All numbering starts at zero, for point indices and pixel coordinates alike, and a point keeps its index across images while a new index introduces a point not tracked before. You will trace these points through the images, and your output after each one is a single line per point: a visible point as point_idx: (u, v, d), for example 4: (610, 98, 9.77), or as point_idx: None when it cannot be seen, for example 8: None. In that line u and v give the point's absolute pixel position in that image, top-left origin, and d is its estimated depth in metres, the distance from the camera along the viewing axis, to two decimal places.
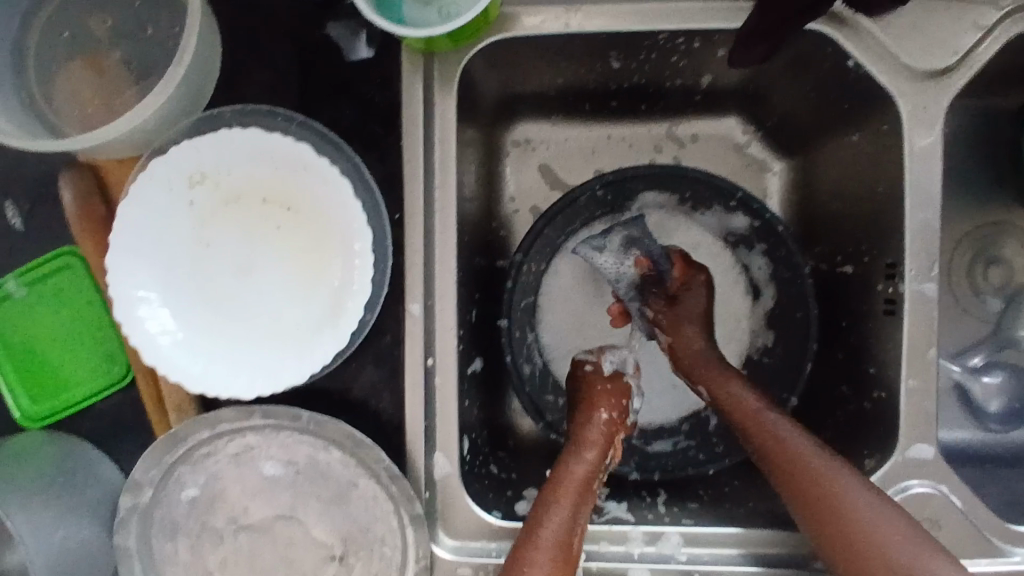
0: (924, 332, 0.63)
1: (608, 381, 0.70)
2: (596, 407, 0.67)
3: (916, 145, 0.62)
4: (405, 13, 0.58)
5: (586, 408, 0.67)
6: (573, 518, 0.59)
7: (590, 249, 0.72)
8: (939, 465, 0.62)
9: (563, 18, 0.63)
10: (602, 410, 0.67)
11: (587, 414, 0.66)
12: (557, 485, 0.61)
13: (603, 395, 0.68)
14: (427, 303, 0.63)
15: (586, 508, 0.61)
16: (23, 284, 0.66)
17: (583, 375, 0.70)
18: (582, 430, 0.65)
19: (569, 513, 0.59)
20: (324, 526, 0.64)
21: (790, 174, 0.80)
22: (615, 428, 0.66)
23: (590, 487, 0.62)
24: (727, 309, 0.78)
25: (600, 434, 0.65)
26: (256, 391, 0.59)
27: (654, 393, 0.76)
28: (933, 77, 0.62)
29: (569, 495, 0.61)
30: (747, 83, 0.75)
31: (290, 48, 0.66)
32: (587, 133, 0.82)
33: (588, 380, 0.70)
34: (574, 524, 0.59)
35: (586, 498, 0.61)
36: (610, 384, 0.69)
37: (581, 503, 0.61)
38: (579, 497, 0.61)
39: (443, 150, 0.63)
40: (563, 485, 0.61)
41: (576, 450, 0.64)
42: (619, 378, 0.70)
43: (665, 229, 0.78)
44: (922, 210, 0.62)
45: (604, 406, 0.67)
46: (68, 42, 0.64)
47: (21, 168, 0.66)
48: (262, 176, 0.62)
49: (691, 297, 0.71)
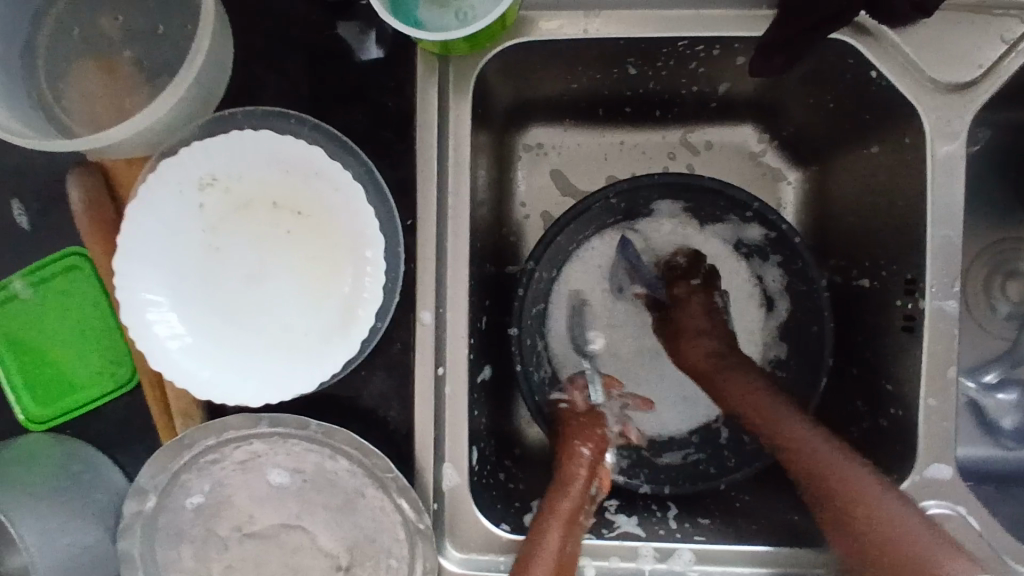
0: (945, 349, 0.61)
1: (582, 419, 0.69)
2: (574, 446, 0.65)
3: (940, 159, 0.61)
4: (422, 16, 0.57)
5: (565, 448, 0.66)
6: (562, 556, 0.59)
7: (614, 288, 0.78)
8: (956, 485, 0.61)
9: (581, 24, 0.62)
10: (580, 443, 0.66)
11: (565, 449, 0.65)
12: (540, 530, 0.60)
13: (576, 429, 0.67)
14: (439, 312, 0.62)
15: (573, 544, 0.60)
16: (30, 284, 0.65)
17: (560, 413, 0.71)
18: (563, 466, 0.64)
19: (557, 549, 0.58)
20: (330, 534, 0.63)
21: (805, 183, 0.79)
22: (596, 461, 0.66)
23: (574, 524, 0.61)
24: (740, 321, 0.77)
25: (581, 468, 0.64)
26: (263, 399, 0.58)
27: (664, 404, 0.77)
28: (959, 90, 0.61)
29: (556, 536, 0.59)
30: (764, 93, 0.74)
31: (303, 49, 0.65)
32: (599, 139, 0.81)
33: (565, 417, 0.70)
34: (564, 559, 0.59)
35: (573, 533, 0.60)
36: (586, 422, 0.69)
37: (569, 538, 0.60)
38: (563, 539, 0.59)
39: (457, 156, 0.62)
40: (546, 529, 0.60)
41: (559, 492, 0.63)
42: (595, 416, 0.70)
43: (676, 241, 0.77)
44: (944, 226, 0.61)
45: (583, 443, 0.66)
46: (77, 40, 0.63)
47: (29, 168, 0.66)
48: (274, 180, 0.61)
49: (690, 306, 0.72)
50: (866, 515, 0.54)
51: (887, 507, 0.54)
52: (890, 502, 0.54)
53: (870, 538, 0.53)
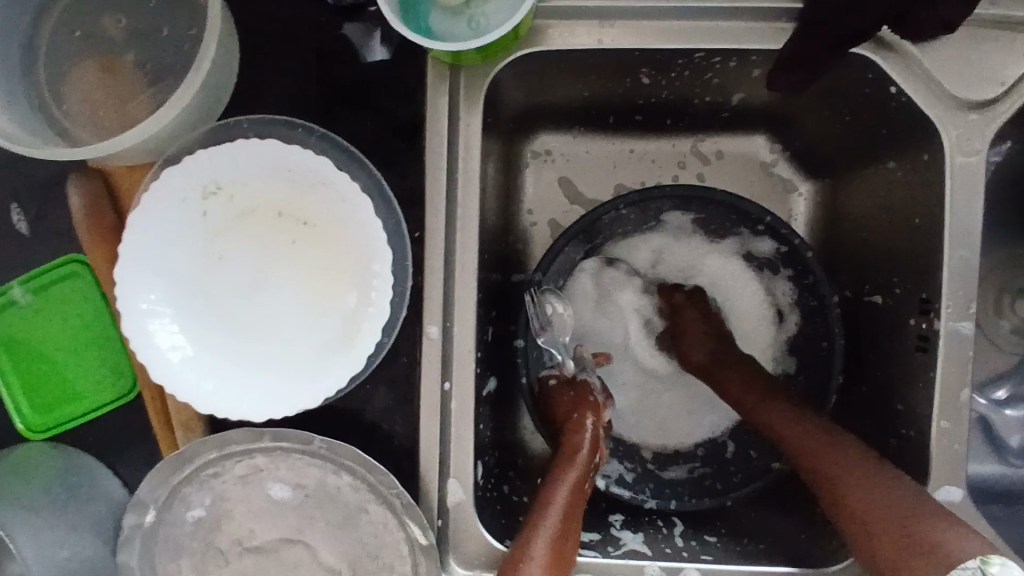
0: (959, 371, 0.60)
1: (578, 396, 0.68)
2: (576, 420, 0.65)
3: (959, 177, 0.60)
4: (434, 24, 0.56)
5: (567, 422, 0.66)
6: (563, 532, 0.58)
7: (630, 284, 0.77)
8: (969, 509, 0.60)
9: (595, 34, 0.61)
10: (586, 417, 0.65)
11: (570, 424, 0.65)
12: (546, 504, 0.59)
13: (576, 404, 0.67)
14: (446, 325, 0.60)
15: (574, 524, 0.60)
16: (29, 290, 0.64)
17: (549, 387, 0.70)
18: (569, 440, 0.64)
19: (560, 523, 0.58)
20: (332, 549, 0.62)
21: (817, 196, 0.78)
22: (599, 439, 0.65)
23: (577, 503, 0.60)
24: (745, 337, 0.77)
25: (587, 443, 0.64)
26: (265, 414, 0.57)
27: (669, 417, 0.76)
28: (979, 108, 0.59)
29: (561, 510, 0.59)
30: (778, 104, 0.73)
31: (311, 55, 0.64)
32: (609, 147, 0.80)
33: (556, 390, 0.69)
34: (566, 535, 0.58)
35: (574, 513, 0.60)
36: (582, 395, 0.68)
37: (571, 516, 0.59)
38: (567, 512, 0.59)
39: (467, 167, 0.61)
40: (552, 505, 0.59)
41: (564, 465, 0.62)
42: (581, 381, 0.70)
43: (681, 253, 0.77)
44: (962, 246, 0.60)
45: (586, 416, 0.65)
46: (79, 42, 0.62)
47: (29, 171, 0.64)
48: (280, 189, 0.60)
49: (690, 312, 0.73)
50: (854, 501, 0.54)
51: (877, 491, 0.54)
52: (877, 484, 0.54)
53: (863, 522, 0.53)
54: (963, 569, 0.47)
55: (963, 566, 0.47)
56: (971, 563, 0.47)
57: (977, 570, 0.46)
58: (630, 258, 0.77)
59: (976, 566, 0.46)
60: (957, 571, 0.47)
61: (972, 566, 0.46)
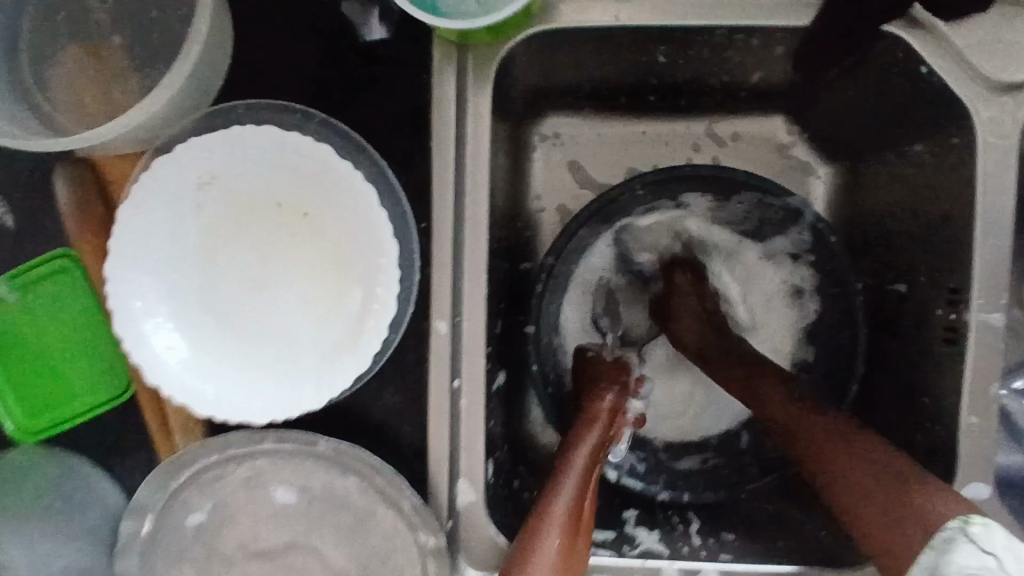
0: (989, 364, 0.58)
1: (612, 368, 0.68)
2: (599, 388, 0.65)
3: (993, 162, 0.57)
4: (440, 1, 0.52)
5: (595, 390, 0.65)
6: (581, 499, 0.57)
7: (627, 258, 0.74)
8: (996, 505, 0.58)
9: (610, 10, 0.57)
10: (608, 390, 0.64)
11: (592, 393, 0.64)
12: (565, 464, 0.59)
13: (603, 375, 0.66)
14: (455, 321, 0.58)
15: (591, 494, 0.58)
16: (17, 288, 0.61)
17: (584, 359, 0.70)
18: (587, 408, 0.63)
19: (580, 484, 0.58)
20: (341, 550, 0.60)
21: (836, 178, 0.75)
22: (620, 409, 0.64)
23: (593, 472, 0.59)
24: (765, 315, 0.73)
25: (606, 412, 0.63)
26: (269, 416, 0.54)
27: (679, 407, 0.74)
28: (1016, 88, 0.56)
29: (580, 471, 0.58)
30: (800, 83, 0.69)
31: (308, 35, 0.60)
32: (620, 129, 0.76)
33: (589, 364, 0.69)
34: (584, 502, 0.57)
35: (592, 482, 0.59)
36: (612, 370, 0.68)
37: (589, 484, 0.58)
38: (585, 474, 0.58)
39: (475, 154, 0.57)
40: (567, 469, 0.58)
41: (585, 427, 0.61)
42: (625, 365, 0.69)
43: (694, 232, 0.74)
44: (995, 235, 0.57)
45: (608, 388, 0.64)
46: (62, 23, 0.58)
47: (12, 162, 0.61)
48: (277, 179, 0.57)
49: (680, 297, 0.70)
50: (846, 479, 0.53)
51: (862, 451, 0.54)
52: (866, 460, 0.53)
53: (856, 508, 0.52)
54: (942, 533, 0.47)
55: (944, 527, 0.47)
56: (950, 523, 0.47)
57: (958, 530, 0.46)
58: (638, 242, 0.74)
59: (956, 526, 0.47)
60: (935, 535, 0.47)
61: (954, 524, 0.47)
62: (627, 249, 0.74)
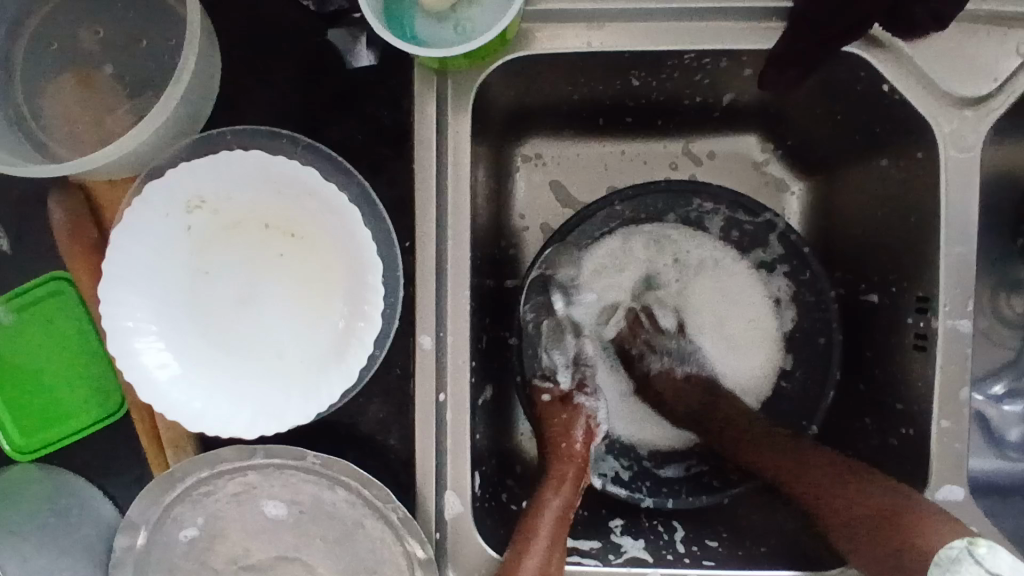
0: (958, 369, 0.60)
1: (568, 408, 0.69)
2: (567, 432, 0.67)
3: (953, 174, 0.60)
4: (419, 30, 0.55)
5: (556, 446, 0.66)
6: (549, 555, 0.58)
7: (637, 235, 0.74)
8: (970, 506, 0.60)
9: (584, 36, 0.60)
10: (577, 440, 0.67)
11: (558, 446, 0.66)
12: (535, 518, 0.60)
13: (563, 423, 0.68)
14: (439, 335, 0.59)
15: (559, 551, 0.59)
16: (12, 310, 0.63)
17: (540, 404, 0.69)
18: (556, 463, 0.65)
19: (548, 544, 0.58)
20: (329, 566, 0.61)
21: (809, 194, 0.77)
22: (585, 460, 0.66)
23: (563, 530, 0.60)
24: (755, 313, 0.74)
25: (575, 464, 0.65)
26: (259, 431, 0.56)
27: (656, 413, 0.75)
28: (972, 105, 0.59)
29: (550, 531, 0.59)
30: (769, 104, 0.72)
31: (294, 64, 0.63)
32: (599, 149, 0.79)
33: (547, 412, 0.69)
34: (552, 558, 0.58)
35: (560, 540, 0.60)
36: (568, 413, 0.69)
37: (558, 539, 0.59)
38: (555, 532, 0.59)
39: (457, 174, 0.60)
40: (539, 527, 0.59)
41: (551, 490, 0.62)
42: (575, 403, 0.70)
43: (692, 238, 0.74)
44: (957, 244, 0.60)
45: (575, 433, 0.67)
46: (57, 55, 0.60)
47: (9, 188, 0.63)
48: (265, 201, 0.59)
49: (659, 378, 0.72)
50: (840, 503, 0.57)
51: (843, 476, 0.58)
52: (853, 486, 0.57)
53: (833, 506, 0.57)
54: (951, 550, 0.49)
55: (950, 543, 0.50)
56: (957, 542, 0.50)
57: (964, 549, 0.49)
58: (648, 232, 0.74)
59: (963, 544, 0.49)
60: (945, 550, 0.50)
61: (960, 544, 0.49)
62: (637, 226, 0.74)
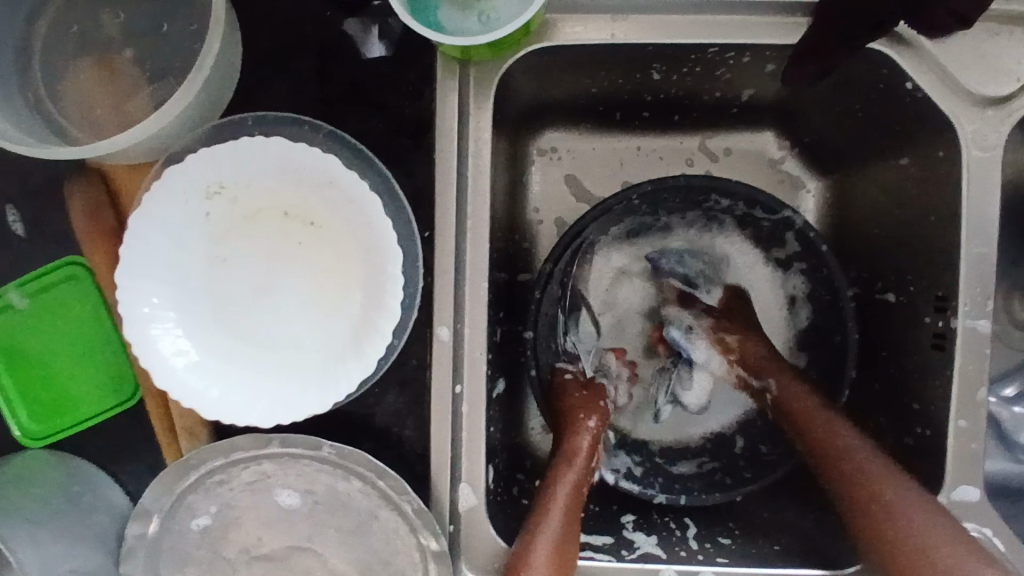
0: (976, 369, 0.60)
1: (589, 395, 0.67)
2: (589, 414, 0.64)
3: (976, 173, 0.59)
4: (441, 19, 0.54)
5: (572, 421, 0.64)
6: (563, 534, 0.57)
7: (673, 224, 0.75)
8: (985, 507, 0.60)
9: (607, 29, 0.59)
10: (590, 419, 0.64)
11: (572, 421, 0.63)
12: (550, 493, 0.59)
13: (578, 403, 0.65)
14: (456, 327, 0.59)
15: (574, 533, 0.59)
16: (26, 295, 0.62)
17: (560, 382, 0.68)
18: (571, 439, 0.62)
19: (561, 524, 0.57)
20: (342, 556, 0.61)
21: (825, 193, 0.77)
22: (599, 438, 0.64)
23: (576, 509, 0.59)
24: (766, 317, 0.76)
25: (589, 443, 0.62)
26: (274, 420, 0.55)
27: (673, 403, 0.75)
28: (996, 104, 0.59)
29: (562, 512, 0.58)
30: (788, 100, 0.72)
31: (313, 52, 0.62)
32: (615, 144, 0.78)
33: (565, 389, 0.67)
34: (565, 537, 0.57)
35: (574, 519, 0.59)
36: (586, 394, 0.67)
37: (573, 518, 0.59)
38: (569, 510, 0.59)
39: (477, 166, 0.59)
40: (552, 506, 0.58)
41: (564, 466, 0.61)
42: (594, 386, 0.69)
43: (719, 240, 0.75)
44: (978, 244, 0.59)
45: (590, 415, 0.64)
46: (76, 38, 0.60)
47: (25, 173, 0.62)
48: (284, 190, 0.59)
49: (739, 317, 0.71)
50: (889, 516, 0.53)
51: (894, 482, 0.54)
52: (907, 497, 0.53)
53: (874, 514, 0.53)
54: None
55: None
56: None
57: None
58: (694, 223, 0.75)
59: None
60: None
61: None
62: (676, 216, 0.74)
